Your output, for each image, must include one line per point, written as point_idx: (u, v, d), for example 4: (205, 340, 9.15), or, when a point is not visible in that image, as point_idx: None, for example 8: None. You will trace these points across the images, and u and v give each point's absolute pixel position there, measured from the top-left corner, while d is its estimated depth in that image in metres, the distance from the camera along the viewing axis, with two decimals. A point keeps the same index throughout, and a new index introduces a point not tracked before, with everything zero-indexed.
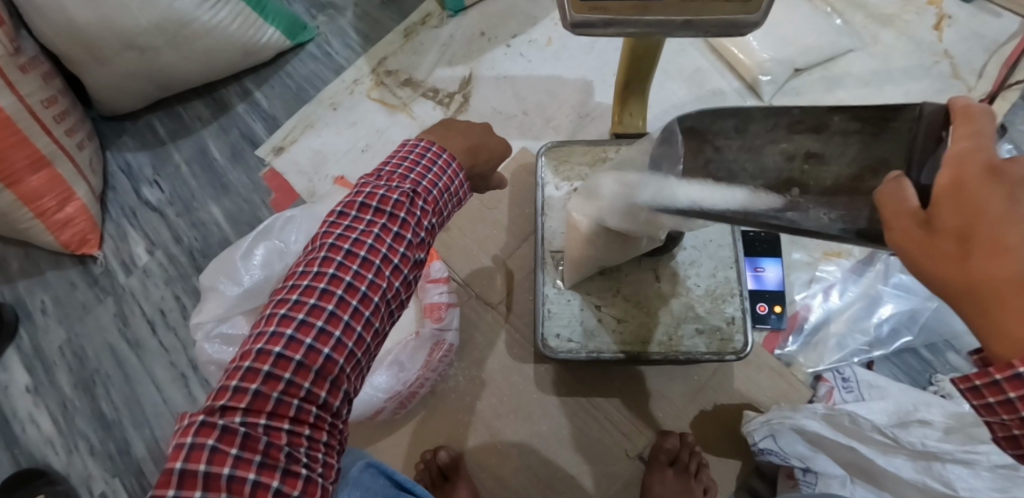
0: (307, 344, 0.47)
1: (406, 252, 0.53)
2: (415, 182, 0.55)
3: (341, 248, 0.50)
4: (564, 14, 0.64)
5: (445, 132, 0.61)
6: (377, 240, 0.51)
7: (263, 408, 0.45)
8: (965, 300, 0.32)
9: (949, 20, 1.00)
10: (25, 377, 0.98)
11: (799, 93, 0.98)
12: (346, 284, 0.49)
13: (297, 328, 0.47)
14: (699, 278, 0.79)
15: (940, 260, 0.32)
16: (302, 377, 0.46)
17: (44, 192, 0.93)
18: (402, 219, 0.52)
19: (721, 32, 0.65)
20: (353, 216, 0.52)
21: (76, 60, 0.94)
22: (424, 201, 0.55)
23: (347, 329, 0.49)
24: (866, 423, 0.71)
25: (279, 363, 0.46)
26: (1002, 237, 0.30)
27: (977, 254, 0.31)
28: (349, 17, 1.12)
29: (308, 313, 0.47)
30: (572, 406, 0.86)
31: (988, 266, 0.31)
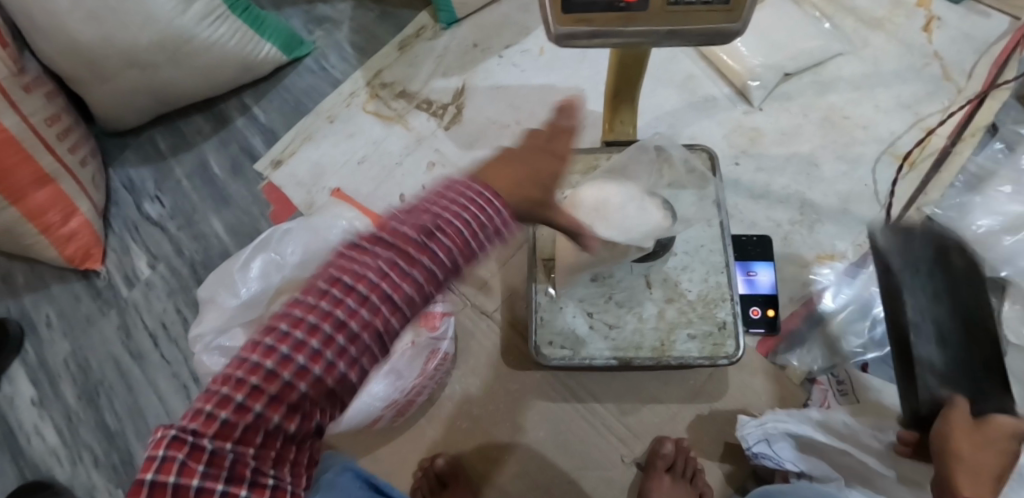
0: (284, 379, 0.39)
1: (415, 292, 0.42)
2: (445, 210, 0.43)
3: (342, 278, 0.41)
4: (550, 27, 0.67)
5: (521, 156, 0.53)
6: (385, 274, 0.41)
7: (230, 435, 0.38)
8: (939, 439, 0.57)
9: (939, 21, 1.00)
10: (30, 390, 1.00)
11: (790, 97, 0.98)
12: (335, 319, 0.40)
13: (275, 361, 0.39)
14: (690, 284, 0.80)
15: (971, 446, 0.54)
16: (273, 410, 0.39)
17: (48, 208, 0.95)
18: (420, 255, 0.41)
19: (705, 41, 0.68)
20: (369, 244, 0.42)
21: (81, 78, 0.97)
22: (451, 237, 0.42)
23: (327, 368, 0.40)
24: (818, 417, 0.75)
25: (251, 394, 0.39)
26: (990, 464, 0.53)
27: (977, 448, 0.54)
28: (345, 31, 1.14)
29: (291, 347, 0.39)
30: (567, 411, 0.87)
31: (975, 451, 0.54)
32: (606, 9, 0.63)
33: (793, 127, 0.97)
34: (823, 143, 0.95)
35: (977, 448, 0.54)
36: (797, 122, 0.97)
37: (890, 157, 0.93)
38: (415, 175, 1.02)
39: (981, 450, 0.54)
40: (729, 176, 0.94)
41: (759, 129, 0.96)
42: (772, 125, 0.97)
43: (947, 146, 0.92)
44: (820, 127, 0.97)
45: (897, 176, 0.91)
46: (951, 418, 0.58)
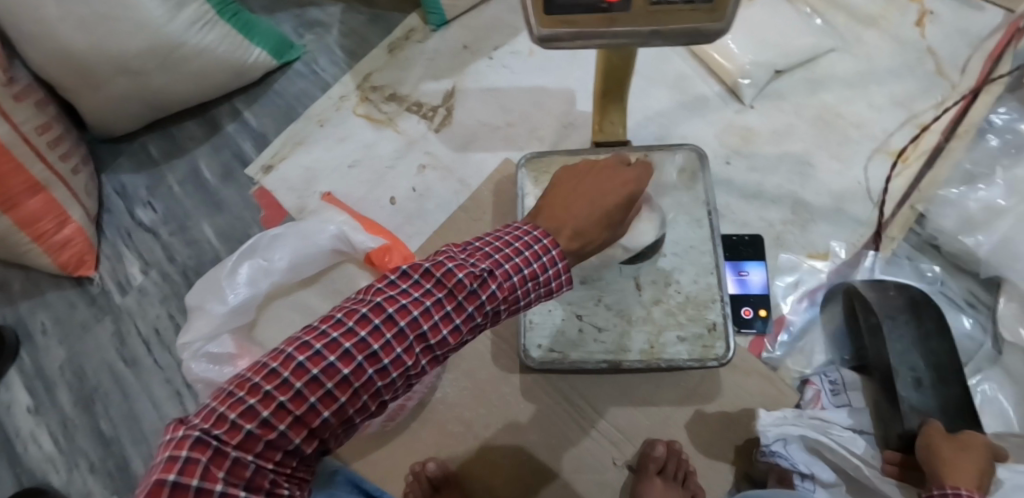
0: (312, 402, 0.39)
1: (450, 336, 0.44)
2: (495, 257, 0.45)
3: (384, 309, 0.41)
4: (533, 29, 0.66)
5: (602, 191, 0.51)
6: (427, 313, 0.42)
7: (252, 448, 0.37)
8: (931, 461, 0.64)
9: (932, 16, 0.99)
10: (26, 397, 1.00)
11: (781, 95, 0.97)
12: (371, 351, 0.40)
13: (307, 383, 0.39)
14: (681, 285, 0.79)
15: (953, 454, 0.63)
16: (295, 431, 0.39)
17: (42, 215, 0.95)
18: (461, 302, 0.43)
19: (689, 40, 0.67)
20: (414, 281, 0.43)
21: (70, 86, 0.97)
22: (498, 288, 0.44)
23: (353, 397, 0.41)
24: (841, 438, 0.74)
25: (278, 412, 0.38)
26: (965, 459, 0.63)
27: (960, 454, 0.63)
28: (335, 34, 1.14)
29: (324, 371, 0.39)
30: (559, 414, 0.86)
31: (957, 455, 0.63)
32: (588, 10, 0.62)
33: (785, 126, 0.96)
34: (815, 141, 0.94)
35: (962, 450, 0.64)
36: (789, 120, 0.96)
37: (883, 155, 0.92)
38: (406, 178, 1.02)
39: (969, 452, 0.63)
40: (720, 176, 0.94)
41: (750, 127, 0.95)
42: (764, 124, 0.96)
43: (939, 142, 0.91)
44: (813, 125, 0.96)
45: (891, 173, 0.91)
46: (931, 434, 0.67)
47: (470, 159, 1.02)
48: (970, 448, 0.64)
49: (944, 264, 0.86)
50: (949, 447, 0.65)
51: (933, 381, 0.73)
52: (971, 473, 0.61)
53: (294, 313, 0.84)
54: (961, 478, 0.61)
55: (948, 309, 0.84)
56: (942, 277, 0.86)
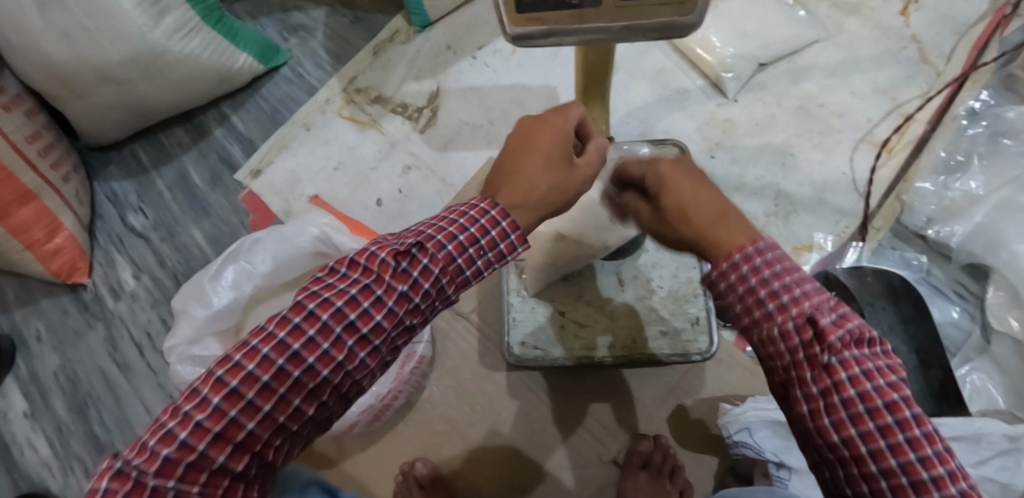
0: (231, 416, 0.42)
1: (383, 320, 0.45)
2: (428, 233, 0.47)
3: (304, 307, 0.44)
4: (505, 27, 0.65)
5: (534, 139, 0.52)
6: (350, 301, 0.44)
7: (173, 473, 0.40)
8: (708, 242, 0.47)
9: (916, 4, 0.98)
10: (22, 403, 1.01)
11: (764, 87, 0.97)
12: (290, 352, 0.43)
13: (224, 396, 0.41)
14: (662, 280, 0.79)
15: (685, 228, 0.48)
16: (219, 448, 0.42)
17: (32, 225, 0.96)
18: (388, 282, 0.45)
19: (661, 35, 0.65)
20: (341, 273, 0.46)
21: (57, 95, 0.98)
22: (433, 260, 0.47)
23: (280, 403, 0.43)
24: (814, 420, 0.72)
25: (196, 431, 0.41)
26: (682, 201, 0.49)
27: (682, 219, 0.48)
28: (320, 38, 1.15)
29: (242, 381, 0.42)
30: (544, 412, 0.86)
31: (691, 212, 0.48)
32: (557, 7, 0.61)
33: (767, 118, 0.95)
34: (798, 133, 0.93)
35: (697, 194, 0.48)
36: (772, 112, 0.95)
37: (867, 145, 0.92)
38: (390, 179, 1.03)
39: (706, 197, 0.49)
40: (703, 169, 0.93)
41: (732, 121, 0.95)
42: (746, 116, 0.96)
43: (925, 132, 0.91)
44: (796, 116, 0.95)
45: (875, 164, 0.90)
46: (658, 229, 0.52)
47: (452, 158, 1.03)
48: (700, 191, 0.49)
49: (930, 253, 0.86)
50: (676, 217, 0.49)
51: None
52: (733, 218, 0.47)
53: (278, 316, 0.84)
54: (738, 236, 0.46)
55: (935, 299, 0.84)
56: (928, 266, 0.85)
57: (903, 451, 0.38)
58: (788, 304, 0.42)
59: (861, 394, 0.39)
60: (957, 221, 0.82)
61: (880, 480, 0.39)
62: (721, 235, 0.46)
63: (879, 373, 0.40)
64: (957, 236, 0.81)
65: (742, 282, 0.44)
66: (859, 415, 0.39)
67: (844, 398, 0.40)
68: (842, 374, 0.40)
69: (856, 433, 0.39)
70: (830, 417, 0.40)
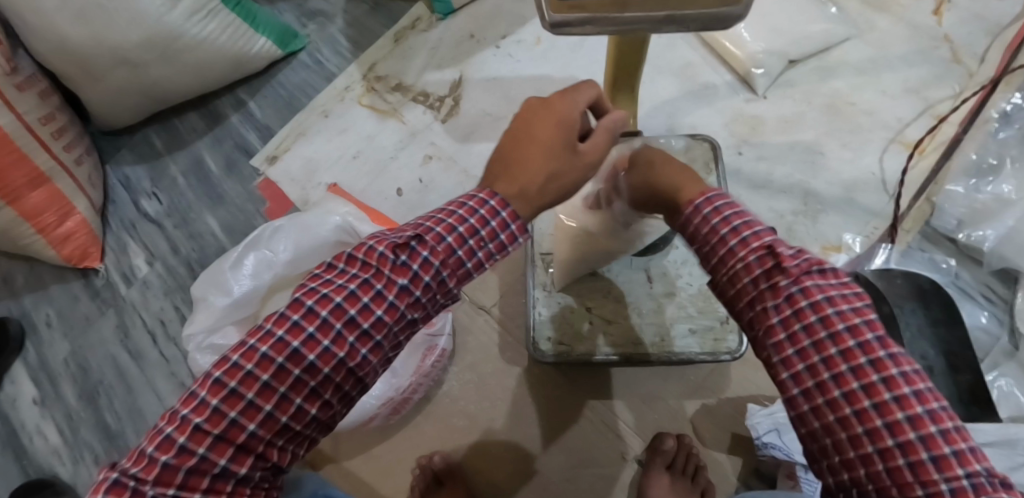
0: (231, 418, 0.40)
1: (385, 315, 0.43)
2: (428, 225, 0.45)
3: (303, 304, 0.42)
4: (544, 13, 0.62)
5: (536, 114, 0.50)
6: (349, 297, 0.42)
7: (171, 481, 0.39)
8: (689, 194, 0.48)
9: (949, 3, 0.97)
10: (31, 388, 1.00)
11: (793, 84, 0.96)
12: (290, 351, 0.41)
13: (224, 398, 0.40)
14: (691, 278, 0.78)
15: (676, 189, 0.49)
16: (221, 451, 0.40)
17: (44, 209, 0.94)
18: (387, 276, 0.43)
19: (703, 26, 0.63)
20: (339, 269, 0.44)
21: (72, 77, 0.96)
22: (434, 252, 0.44)
23: (282, 403, 0.41)
24: None
25: (195, 435, 0.40)
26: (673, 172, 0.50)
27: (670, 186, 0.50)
28: (339, 24, 1.13)
29: (240, 381, 0.40)
30: (567, 408, 0.85)
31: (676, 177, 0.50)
32: None
33: (795, 115, 0.94)
34: (827, 131, 0.92)
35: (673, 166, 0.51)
36: (800, 110, 0.94)
37: (898, 145, 0.91)
38: (410, 169, 1.01)
39: (679, 166, 0.51)
40: (730, 166, 0.92)
41: (760, 117, 0.94)
42: (774, 113, 0.94)
43: (957, 134, 0.89)
44: (824, 114, 0.94)
45: (906, 165, 0.89)
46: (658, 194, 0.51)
47: (474, 150, 1.01)
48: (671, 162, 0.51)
49: (959, 256, 0.85)
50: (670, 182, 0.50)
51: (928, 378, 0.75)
52: (693, 176, 0.49)
53: None
54: (692, 189, 0.48)
55: (965, 302, 0.83)
56: (957, 269, 0.84)
57: (902, 429, 0.36)
58: (748, 239, 0.42)
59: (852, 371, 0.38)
60: (987, 224, 0.80)
61: (876, 462, 0.37)
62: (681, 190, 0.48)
63: (878, 346, 0.38)
64: (990, 240, 0.80)
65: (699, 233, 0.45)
66: (854, 393, 0.37)
67: (804, 325, 0.39)
68: (831, 349, 0.38)
69: (851, 413, 0.37)
70: (822, 395, 0.39)
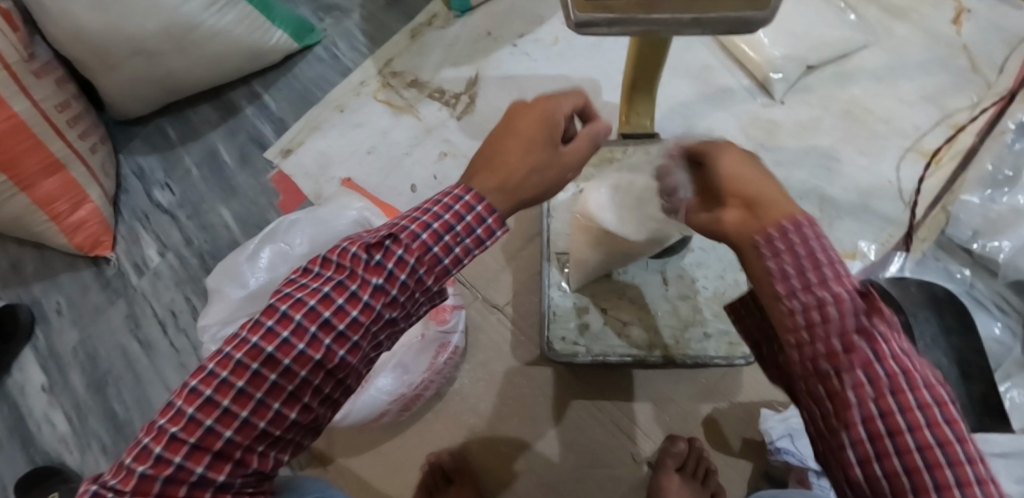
0: (207, 426, 0.40)
1: (361, 316, 0.42)
2: (402, 224, 0.45)
3: (277, 309, 0.42)
4: (569, 13, 0.62)
5: (518, 121, 0.51)
6: (322, 300, 0.42)
7: (150, 490, 0.39)
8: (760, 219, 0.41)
9: (968, 13, 0.97)
10: (40, 376, 1.00)
11: (811, 90, 0.96)
12: (265, 356, 0.41)
13: (199, 406, 0.40)
14: (707, 281, 0.78)
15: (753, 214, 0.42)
16: (198, 458, 0.40)
17: (58, 196, 0.94)
18: (362, 277, 0.43)
19: (729, 29, 0.63)
20: (314, 273, 0.44)
21: (88, 65, 0.95)
22: (408, 248, 0.44)
23: (259, 409, 0.41)
24: None
25: (171, 444, 0.40)
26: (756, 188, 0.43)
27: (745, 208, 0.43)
28: (356, 19, 1.12)
29: (215, 389, 0.40)
30: (577, 409, 0.85)
31: (758, 188, 0.43)
32: None
33: (812, 121, 0.94)
34: (844, 137, 0.92)
35: (752, 177, 0.43)
36: (817, 116, 0.94)
37: (914, 154, 0.91)
38: (425, 165, 1.01)
39: (752, 171, 0.44)
40: None
41: (777, 122, 0.94)
42: (791, 118, 0.94)
43: (974, 144, 0.90)
44: (841, 121, 0.94)
45: (923, 174, 0.89)
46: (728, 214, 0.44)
47: None
48: (742, 166, 0.45)
49: (975, 266, 0.84)
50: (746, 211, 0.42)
51: None
52: (772, 188, 0.42)
53: None
54: (778, 214, 0.40)
55: (978, 312, 0.82)
56: (971, 279, 0.84)
57: (962, 465, 0.36)
58: (843, 279, 0.39)
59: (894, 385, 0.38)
60: (1005, 234, 0.80)
61: None
62: (752, 209, 0.42)
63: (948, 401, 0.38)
64: (1005, 251, 0.80)
65: (784, 259, 0.39)
66: (917, 424, 0.37)
67: (886, 370, 0.37)
68: (909, 396, 0.37)
69: (922, 461, 0.36)
70: (882, 423, 0.37)
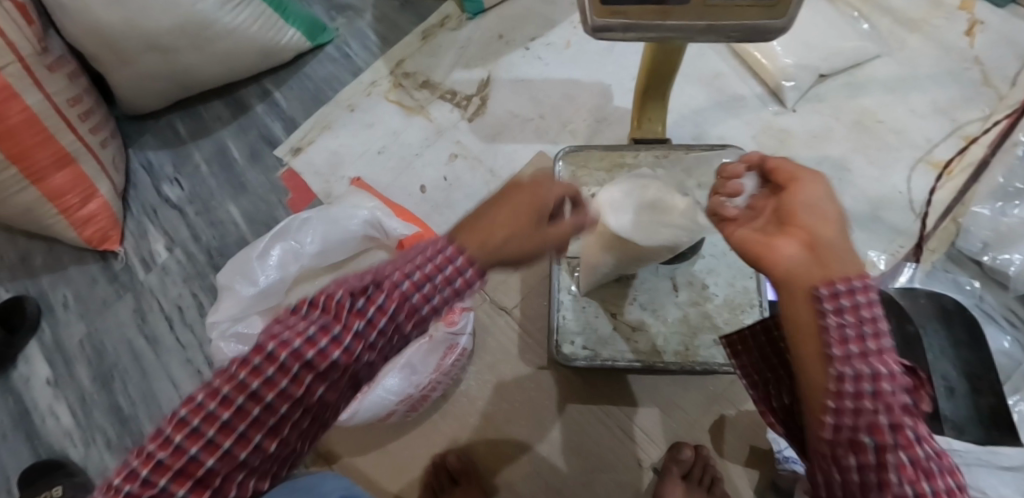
0: (179, 470, 0.37)
1: (341, 361, 0.40)
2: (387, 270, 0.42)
3: (257, 352, 0.39)
4: (586, 17, 0.62)
5: (514, 194, 0.48)
6: (304, 345, 0.39)
7: None
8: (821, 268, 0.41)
9: (981, 25, 0.97)
10: (45, 369, 1.00)
11: (822, 99, 0.96)
12: (242, 400, 0.38)
13: (172, 449, 0.37)
14: (717, 287, 0.78)
15: (814, 261, 0.41)
16: (179, 484, 0.38)
17: (67, 190, 0.94)
18: (345, 322, 0.40)
19: (745, 37, 0.63)
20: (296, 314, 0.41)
21: (102, 60, 0.96)
22: (388, 295, 0.41)
23: (241, 440, 0.39)
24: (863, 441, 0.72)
25: (142, 487, 0.37)
26: (821, 235, 0.43)
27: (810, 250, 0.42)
28: (368, 19, 1.13)
29: (191, 432, 0.37)
30: (584, 413, 0.85)
31: (825, 234, 0.43)
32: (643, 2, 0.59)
33: (823, 130, 0.94)
34: (855, 147, 0.92)
35: (818, 223, 0.43)
36: (828, 125, 0.94)
37: (925, 165, 0.91)
38: (435, 167, 1.01)
39: (829, 223, 0.43)
40: None
41: (789, 130, 0.94)
42: (803, 127, 0.94)
43: (985, 156, 0.89)
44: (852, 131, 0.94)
45: (934, 186, 0.89)
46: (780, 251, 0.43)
47: (499, 150, 1.01)
48: (819, 213, 0.44)
49: (983, 278, 0.84)
50: (809, 256, 0.42)
51: (948, 400, 0.73)
52: (845, 246, 0.42)
53: None
54: (846, 267, 0.40)
55: (988, 326, 0.82)
56: (981, 292, 0.83)
57: None
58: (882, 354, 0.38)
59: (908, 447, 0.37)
60: (1015, 247, 0.80)
61: None
62: (817, 255, 0.41)
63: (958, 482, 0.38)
64: (1016, 264, 0.80)
65: (846, 317, 0.39)
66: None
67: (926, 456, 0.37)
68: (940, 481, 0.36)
69: None
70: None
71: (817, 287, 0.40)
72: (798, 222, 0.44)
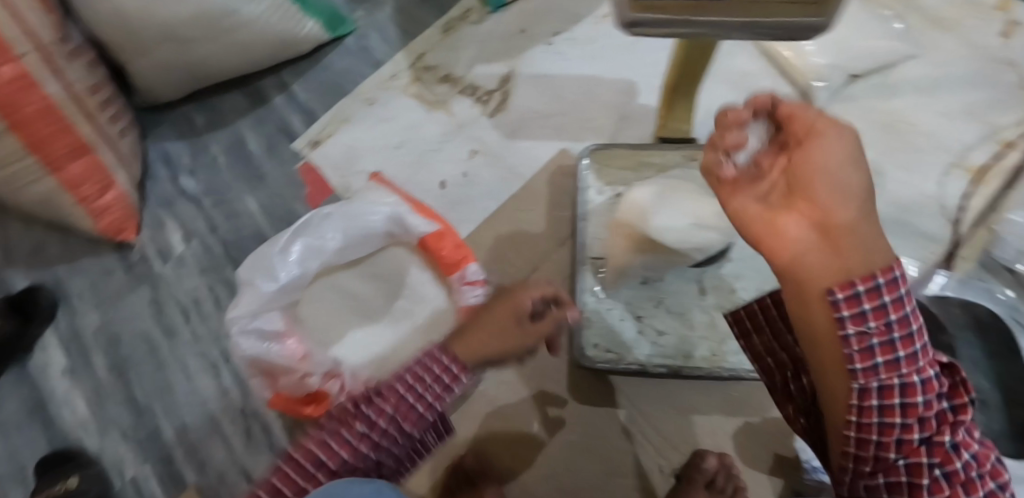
0: None
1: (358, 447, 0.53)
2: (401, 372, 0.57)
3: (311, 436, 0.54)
4: (620, 12, 0.60)
5: (493, 310, 0.65)
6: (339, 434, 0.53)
7: None
8: (839, 262, 0.41)
9: (1018, 26, 0.95)
10: (62, 359, 0.99)
11: (852, 101, 0.94)
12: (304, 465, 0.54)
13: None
14: (745, 292, 0.79)
15: (828, 253, 0.41)
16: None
17: (83, 180, 0.92)
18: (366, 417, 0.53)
19: (785, 35, 0.61)
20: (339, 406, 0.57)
21: (120, 48, 0.95)
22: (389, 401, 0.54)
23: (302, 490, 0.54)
24: None
25: None
26: (836, 214, 0.41)
27: (823, 235, 0.41)
28: (388, 11, 1.11)
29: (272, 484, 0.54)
30: (605, 418, 0.83)
31: (840, 213, 0.41)
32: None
33: (853, 132, 0.92)
34: (886, 150, 0.90)
35: (836, 196, 0.42)
36: (859, 127, 0.92)
37: (958, 169, 0.88)
38: (454, 163, 1.00)
39: (847, 199, 0.41)
40: None
41: None
42: None
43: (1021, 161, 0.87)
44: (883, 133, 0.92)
45: (968, 191, 0.87)
46: (788, 230, 0.43)
47: (520, 147, 0.99)
48: (837, 185, 0.42)
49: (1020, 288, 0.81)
50: (823, 244, 0.41)
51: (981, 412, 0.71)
52: (868, 231, 0.41)
53: (333, 294, 0.83)
54: (864, 263, 0.40)
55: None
56: (1016, 301, 0.80)
57: None
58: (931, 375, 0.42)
59: (937, 460, 0.42)
60: None
61: None
62: (831, 244, 0.41)
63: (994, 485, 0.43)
64: None
65: (869, 333, 0.41)
66: None
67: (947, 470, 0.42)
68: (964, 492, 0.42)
69: None
70: None
71: (833, 293, 0.40)
72: (811, 194, 0.42)
